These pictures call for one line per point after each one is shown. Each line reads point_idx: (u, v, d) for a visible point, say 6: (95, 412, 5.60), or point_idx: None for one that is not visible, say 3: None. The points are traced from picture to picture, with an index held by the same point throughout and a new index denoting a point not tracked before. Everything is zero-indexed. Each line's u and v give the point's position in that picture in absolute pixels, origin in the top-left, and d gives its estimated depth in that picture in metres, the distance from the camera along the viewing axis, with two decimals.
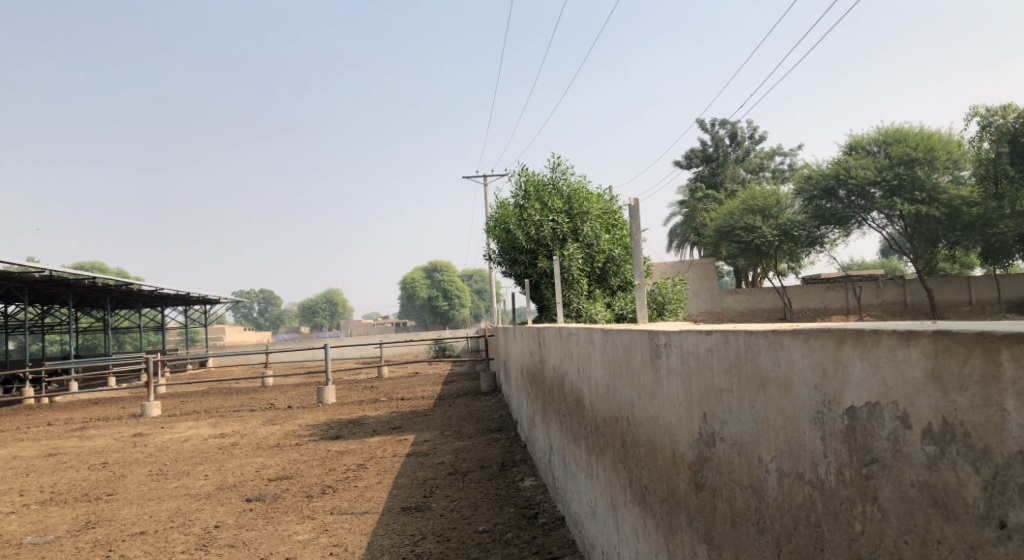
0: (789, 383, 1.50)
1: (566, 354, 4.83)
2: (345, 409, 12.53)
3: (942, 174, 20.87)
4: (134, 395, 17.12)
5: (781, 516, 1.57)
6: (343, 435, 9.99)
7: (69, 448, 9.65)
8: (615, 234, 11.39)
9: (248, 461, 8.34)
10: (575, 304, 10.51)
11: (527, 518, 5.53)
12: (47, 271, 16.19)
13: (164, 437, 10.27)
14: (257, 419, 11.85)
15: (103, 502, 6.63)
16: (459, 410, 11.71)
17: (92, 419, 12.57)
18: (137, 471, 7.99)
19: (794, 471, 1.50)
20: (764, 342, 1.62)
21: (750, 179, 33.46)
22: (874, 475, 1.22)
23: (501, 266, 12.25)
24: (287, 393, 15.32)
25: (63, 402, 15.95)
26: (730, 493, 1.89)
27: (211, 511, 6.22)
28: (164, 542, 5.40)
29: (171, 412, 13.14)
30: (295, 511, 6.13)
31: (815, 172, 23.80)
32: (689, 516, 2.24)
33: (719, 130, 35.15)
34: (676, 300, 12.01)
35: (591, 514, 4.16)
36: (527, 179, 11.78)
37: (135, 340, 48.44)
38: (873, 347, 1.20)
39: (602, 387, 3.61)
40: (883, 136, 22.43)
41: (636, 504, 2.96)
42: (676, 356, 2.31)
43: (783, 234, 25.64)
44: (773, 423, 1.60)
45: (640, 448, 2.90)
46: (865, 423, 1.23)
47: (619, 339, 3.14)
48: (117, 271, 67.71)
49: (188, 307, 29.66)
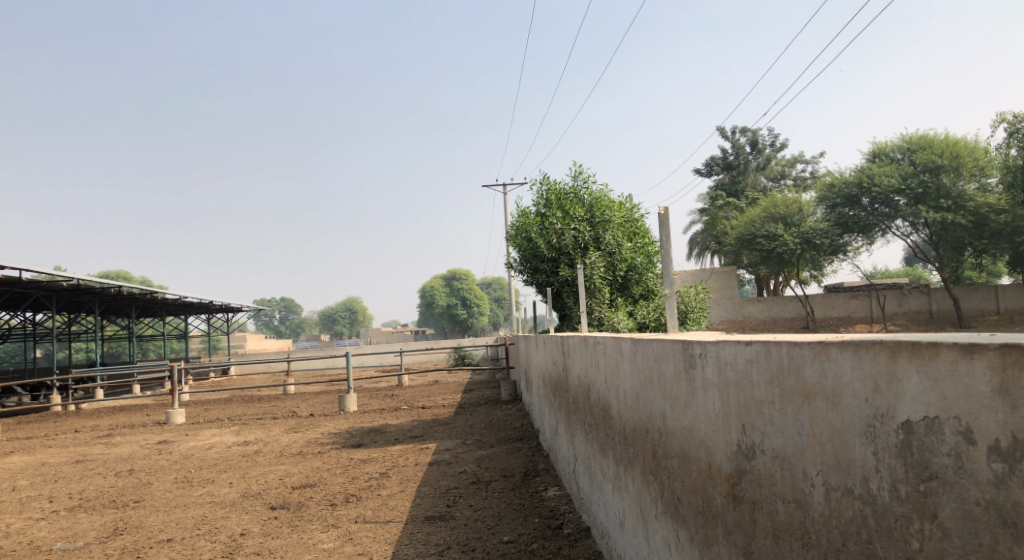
0: (837, 396, 1.47)
1: (591, 363, 4.80)
2: (367, 417, 12.57)
3: (968, 181, 20.52)
4: (159, 403, 17.32)
5: (827, 531, 1.53)
6: (364, 443, 10.01)
7: (96, 455, 9.77)
8: (638, 242, 11.34)
9: (272, 469, 8.38)
10: (597, 312, 10.47)
11: (551, 529, 5.49)
12: (74, 280, 16.43)
13: (189, 445, 10.37)
14: (280, 427, 11.91)
15: (130, 509, 6.69)
16: (480, 419, 11.70)
17: (118, 426, 12.71)
18: (163, 478, 8.07)
19: (844, 485, 1.46)
20: (810, 353, 1.59)
21: (771, 186, 33.20)
22: (933, 492, 1.19)
23: (522, 275, 12.23)
24: (308, 401, 15.41)
25: (89, 410, 16.16)
26: (771, 507, 1.85)
27: (237, 519, 6.26)
28: (192, 549, 5.43)
29: (195, 419, 13.26)
30: (319, 520, 6.14)
31: (838, 179, 23.60)
32: (726, 530, 2.21)
33: (740, 138, 34.97)
34: (699, 308, 11.91)
35: (619, 525, 4.13)
36: (549, 187, 11.78)
37: (159, 348, 49.04)
38: (932, 360, 1.17)
39: (631, 397, 3.58)
40: (907, 143, 22.13)
41: (669, 516, 2.93)
42: (712, 366, 2.28)
43: (805, 241, 25.28)
44: (819, 437, 1.56)
45: (672, 460, 2.86)
46: (923, 437, 1.20)
47: (649, 349, 3.12)
48: (141, 280, 68.72)
49: (211, 315, 29.95)
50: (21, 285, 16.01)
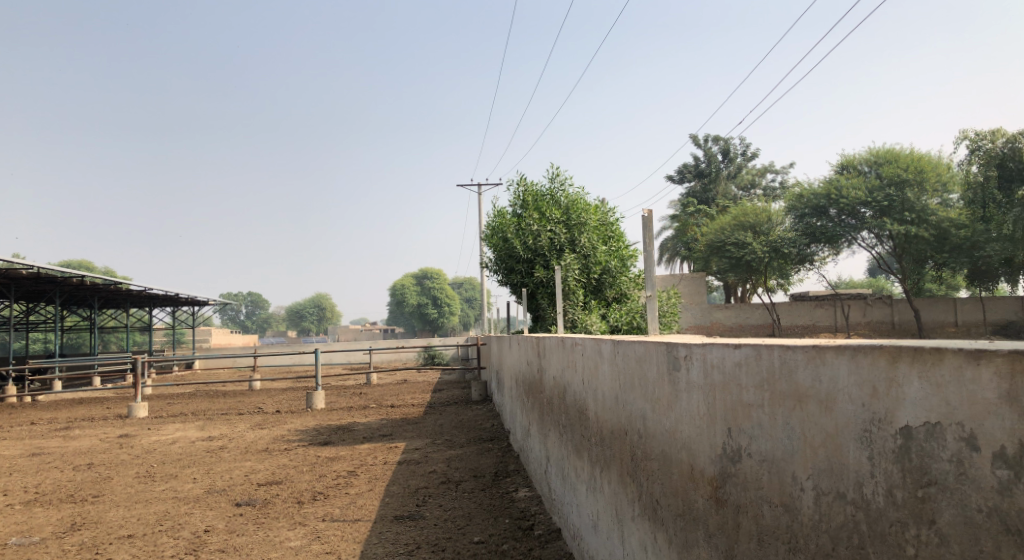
0: (832, 400, 1.47)
1: (568, 364, 4.79)
2: (334, 415, 12.41)
3: (931, 197, 21.02)
4: (120, 396, 16.89)
5: (817, 536, 1.53)
6: (332, 441, 9.86)
7: (53, 448, 9.47)
8: (612, 246, 11.39)
9: (237, 465, 8.22)
10: (571, 315, 10.48)
11: (522, 530, 5.46)
12: (35, 268, 15.97)
13: (151, 439, 10.12)
14: (245, 423, 11.70)
15: (89, 504, 6.50)
16: (450, 418, 11.63)
17: (77, 419, 12.36)
18: (124, 472, 7.85)
19: (835, 490, 1.46)
20: (803, 357, 1.59)
21: (741, 195, 33.66)
22: (932, 498, 1.20)
23: (496, 276, 12.21)
24: (275, 397, 15.19)
25: (45, 402, 15.68)
26: (757, 510, 1.85)
27: (201, 515, 6.12)
28: (153, 545, 5.29)
29: (158, 413, 12.97)
30: (286, 517, 6.04)
31: (807, 191, 24.00)
32: (708, 533, 2.20)
33: (712, 146, 35.42)
34: (670, 313, 12.03)
35: (592, 527, 4.13)
36: (525, 189, 11.79)
37: (120, 341, 47.94)
38: (935, 366, 1.19)
39: (610, 398, 3.57)
40: (874, 157, 22.61)
41: (646, 518, 2.93)
42: (697, 369, 2.28)
43: (773, 250, 25.71)
44: (811, 440, 1.56)
45: (652, 463, 2.86)
46: (923, 443, 1.21)
47: (631, 351, 3.12)
48: (102, 269, 67.03)
49: (176, 308, 29.36)
50: None
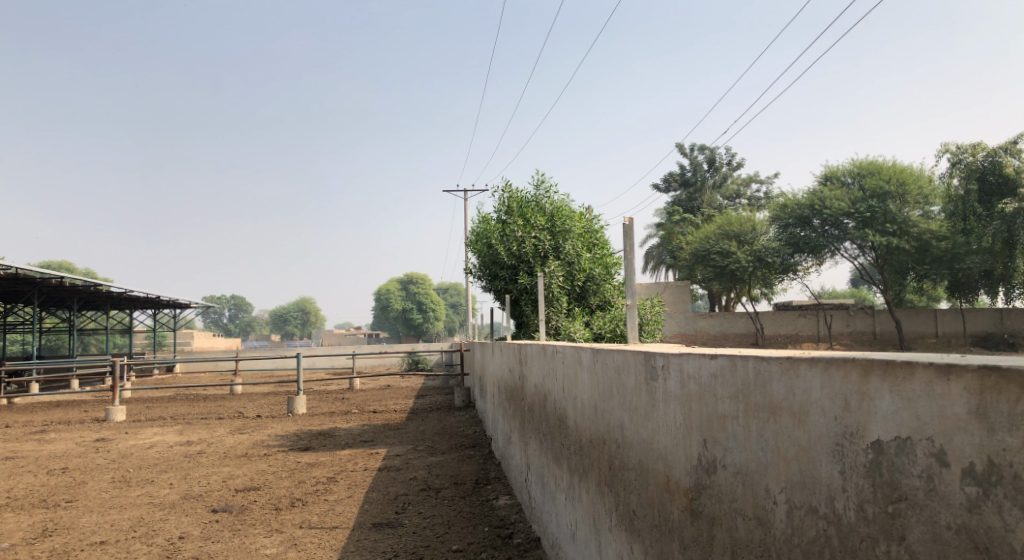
0: (805, 412, 1.45)
1: (549, 372, 4.76)
2: (316, 420, 12.30)
3: (913, 209, 21.23)
4: (98, 399, 16.64)
5: (789, 549, 1.51)
6: (313, 446, 9.75)
7: (28, 452, 9.30)
8: (597, 253, 11.41)
9: (215, 471, 8.11)
10: (554, 322, 10.48)
11: (501, 538, 5.42)
12: (14, 268, 15.72)
13: (128, 443, 9.98)
14: (225, 427, 11.57)
15: (62, 509, 6.38)
16: (432, 425, 11.56)
17: (53, 422, 12.14)
18: (99, 477, 7.72)
19: (808, 504, 1.44)
20: (777, 368, 1.57)
21: (726, 205, 33.82)
22: (902, 513, 1.19)
23: (480, 281, 12.18)
24: (256, 401, 15.04)
25: (21, 404, 15.41)
26: (731, 523, 1.83)
27: (176, 521, 6.01)
28: (126, 552, 5.19)
29: (136, 417, 12.78)
30: (262, 524, 5.95)
31: (791, 201, 24.12)
32: (683, 545, 2.18)
33: (698, 155, 35.62)
34: (654, 321, 12.05)
35: (570, 536, 4.10)
36: (510, 195, 11.78)
37: (100, 344, 47.34)
38: (906, 381, 1.17)
39: (589, 408, 3.54)
40: (858, 168, 22.82)
41: (623, 529, 2.91)
42: (674, 379, 2.26)
43: (757, 260, 25.94)
44: (784, 453, 1.54)
45: (629, 473, 2.84)
46: (893, 458, 1.20)
47: (610, 360, 3.09)
48: (83, 271, 65.99)
49: (158, 311, 29.01)
50: None
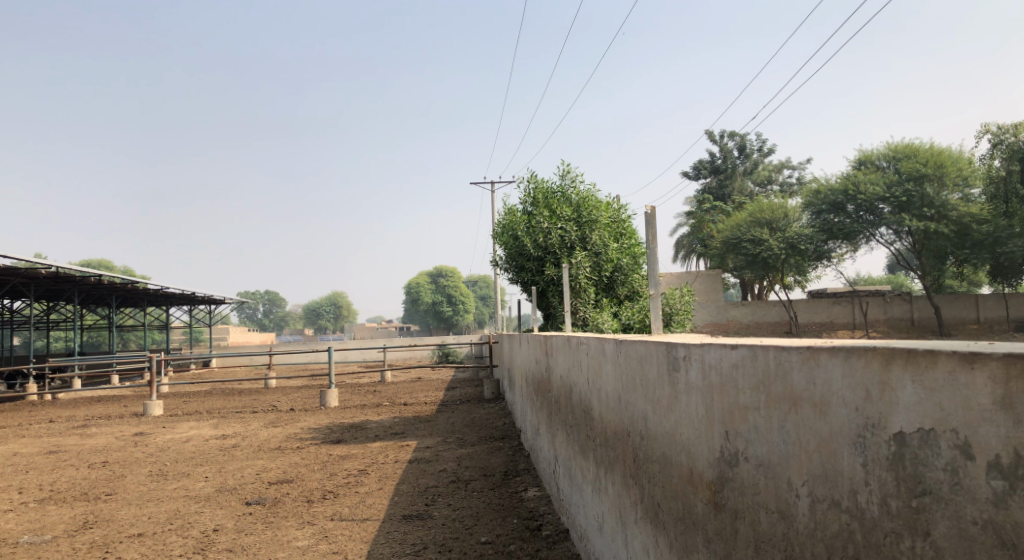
0: (825, 403, 1.41)
1: (574, 363, 4.72)
2: (348, 413, 12.43)
3: (951, 192, 20.62)
4: (137, 394, 17.04)
5: (812, 544, 1.47)
6: (344, 439, 9.86)
7: (70, 446, 9.56)
8: (624, 243, 11.31)
9: (249, 464, 8.24)
10: (582, 313, 10.44)
11: (530, 530, 5.41)
12: (55, 268, 16.14)
13: (166, 437, 10.20)
14: (259, 421, 11.76)
15: (102, 502, 6.54)
16: (462, 417, 11.61)
17: (94, 417, 12.46)
18: (138, 471, 7.90)
19: (830, 498, 1.40)
20: (798, 358, 1.52)
21: (758, 191, 33.29)
22: (927, 508, 1.14)
23: (507, 273, 12.17)
24: (290, 395, 15.26)
25: (64, 400, 15.86)
26: (753, 517, 1.79)
27: (210, 514, 6.13)
28: (162, 544, 5.30)
29: (173, 411, 13.05)
30: (294, 516, 6.03)
31: (824, 186, 23.67)
32: (707, 538, 2.14)
33: (728, 142, 35.08)
34: (683, 311, 11.89)
35: (597, 528, 4.07)
36: (536, 186, 11.74)
37: (139, 340, 48.51)
38: (929, 369, 1.13)
39: (613, 399, 3.51)
40: (893, 152, 22.25)
41: (648, 522, 2.87)
42: (695, 370, 2.21)
43: (790, 247, 25.45)
44: (805, 445, 1.49)
45: (653, 464, 2.80)
46: (917, 451, 1.15)
47: (633, 350, 3.05)
48: (122, 268, 67.64)
49: (194, 307, 29.56)
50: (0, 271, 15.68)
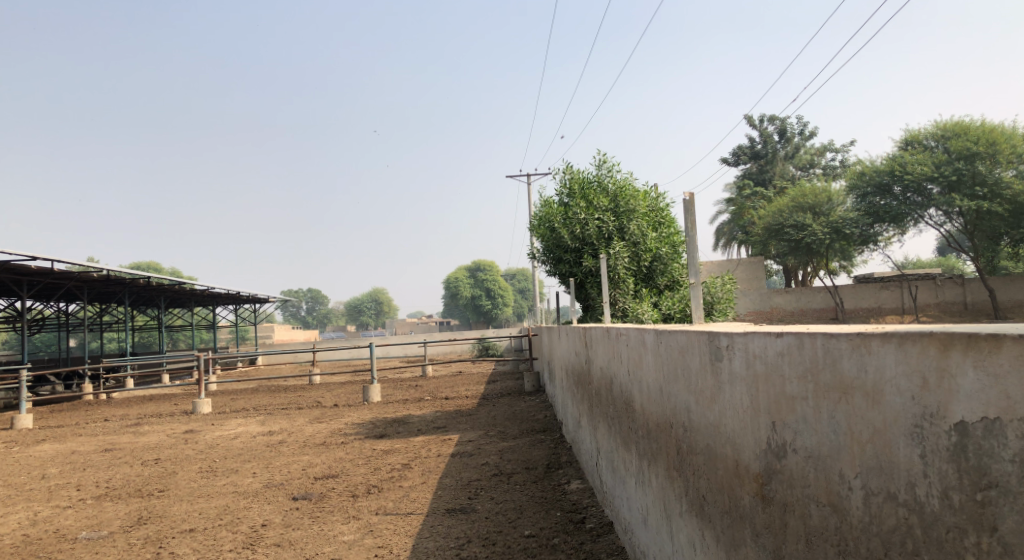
0: (879, 392, 1.34)
1: (614, 355, 4.67)
2: (390, 407, 12.56)
3: (1005, 169, 19.71)
4: (187, 392, 17.49)
5: (867, 539, 1.40)
6: (387, 433, 9.96)
7: (124, 444, 9.85)
8: (662, 232, 11.15)
9: (295, 460, 8.39)
10: (621, 304, 10.34)
11: (574, 523, 5.38)
12: (105, 270, 16.66)
13: (215, 434, 10.44)
14: (304, 417, 11.97)
15: (155, 498, 6.74)
16: (504, 410, 11.62)
17: (146, 415, 12.82)
18: (189, 467, 8.11)
19: (886, 490, 1.33)
20: (847, 346, 1.45)
21: (800, 175, 32.43)
22: (993, 501, 1.08)
23: (545, 266, 12.11)
24: (333, 391, 15.48)
25: (118, 399, 16.38)
26: (804, 510, 1.72)
27: (258, 509, 6.25)
28: (212, 540, 5.41)
29: (221, 409, 13.36)
30: (340, 511, 6.10)
31: (868, 167, 22.97)
32: (755, 532, 2.08)
33: (768, 126, 34.27)
34: (725, 300, 11.67)
35: (642, 521, 4.02)
36: (572, 176, 11.67)
37: (187, 340, 49.83)
38: (993, 355, 1.07)
39: (655, 390, 3.45)
40: (941, 130, 21.39)
41: (693, 515, 2.81)
42: (739, 359, 2.15)
43: (834, 231, 24.73)
44: (857, 436, 1.42)
45: (697, 457, 2.74)
46: (980, 441, 1.10)
47: (673, 341, 3.00)
48: (171, 271, 69.49)
49: (239, 306, 30.20)
50: (55, 276, 16.24)
